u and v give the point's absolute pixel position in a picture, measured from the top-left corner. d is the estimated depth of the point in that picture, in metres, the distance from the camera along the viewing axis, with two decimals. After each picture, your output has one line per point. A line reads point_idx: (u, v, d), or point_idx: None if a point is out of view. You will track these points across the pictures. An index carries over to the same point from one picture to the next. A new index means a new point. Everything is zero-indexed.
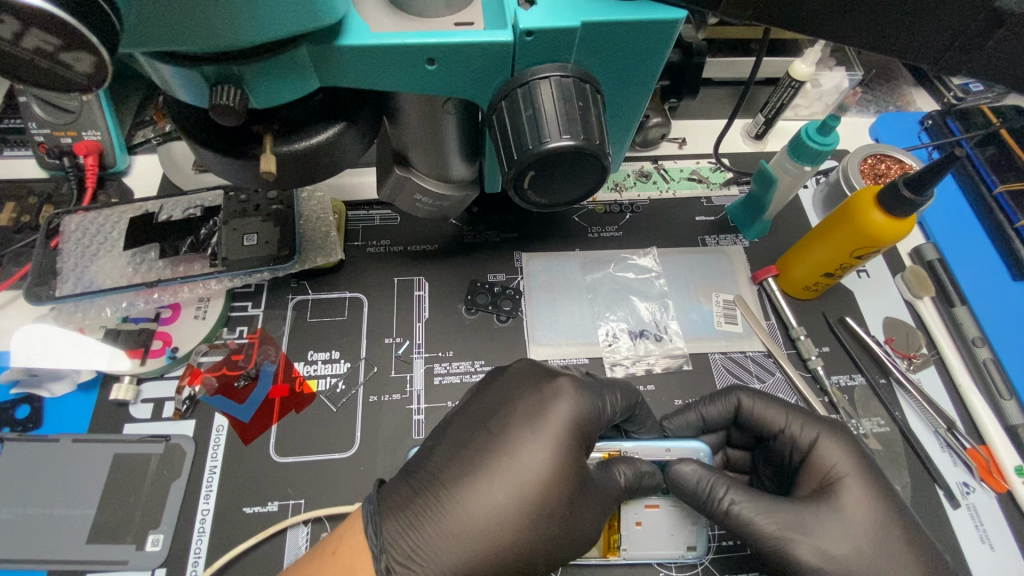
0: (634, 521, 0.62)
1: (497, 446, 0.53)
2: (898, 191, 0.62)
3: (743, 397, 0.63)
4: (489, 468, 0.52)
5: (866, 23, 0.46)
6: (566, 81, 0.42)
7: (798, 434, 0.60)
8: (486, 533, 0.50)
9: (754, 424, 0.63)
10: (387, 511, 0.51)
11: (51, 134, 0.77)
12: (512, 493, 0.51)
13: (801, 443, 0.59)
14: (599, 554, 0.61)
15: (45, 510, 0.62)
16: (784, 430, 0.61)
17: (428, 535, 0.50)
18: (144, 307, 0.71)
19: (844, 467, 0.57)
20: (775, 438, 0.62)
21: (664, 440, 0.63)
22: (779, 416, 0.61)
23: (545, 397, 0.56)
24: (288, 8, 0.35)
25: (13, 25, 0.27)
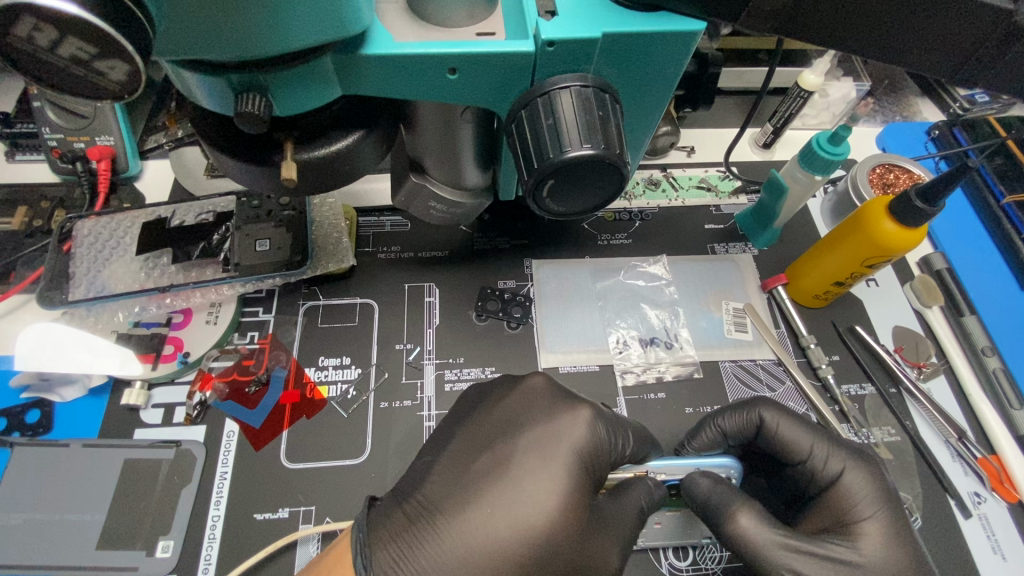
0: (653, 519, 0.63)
1: (503, 470, 0.53)
2: (909, 201, 0.62)
3: (768, 413, 0.63)
4: (494, 502, 0.51)
5: (878, 36, 0.44)
6: (586, 91, 0.43)
7: (823, 463, 0.59)
8: (486, 566, 0.49)
9: (776, 445, 0.62)
10: (378, 542, 0.50)
11: (64, 139, 0.77)
12: (516, 522, 0.50)
13: (823, 476, 0.59)
14: None
15: (55, 516, 0.61)
16: (808, 459, 0.60)
17: (423, 565, 0.49)
18: (156, 312, 0.71)
19: (868, 501, 0.57)
20: (797, 464, 0.61)
21: (694, 460, 0.61)
22: (805, 442, 0.60)
23: (556, 429, 0.56)
24: (316, 18, 0.35)
25: (51, 33, 0.28)
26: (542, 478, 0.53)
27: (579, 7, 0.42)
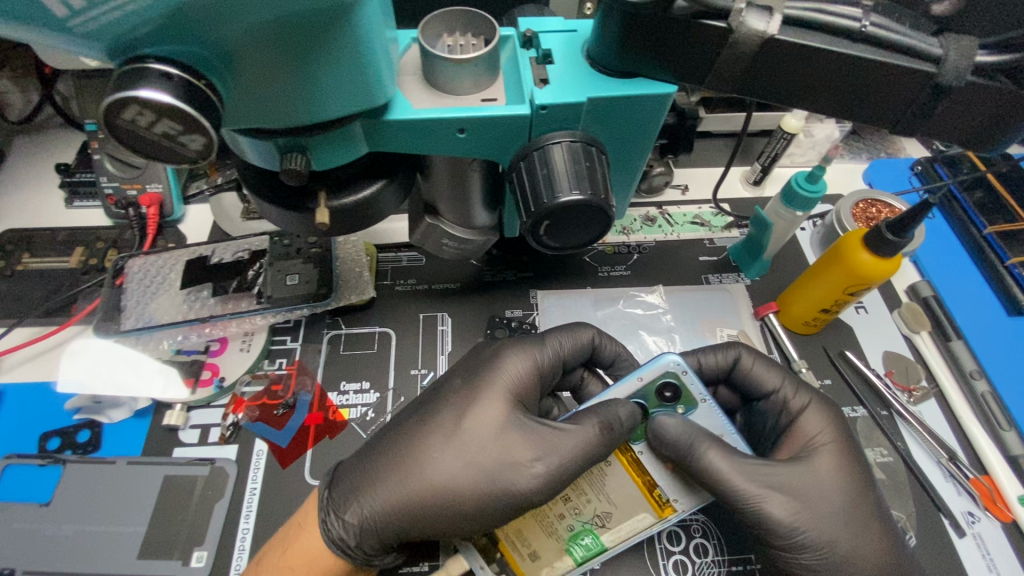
0: (661, 466, 0.61)
1: (439, 396, 0.64)
2: (881, 234, 0.67)
3: (745, 354, 0.67)
4: (422, 417, 0.62)
5: (827, 95, 0.48)
6: (575, 146, 0.50)
7: (790, 399, 0.65)
8: (411, 462, 0.59)
9: (745, 381, 0.67)
10: (341, 464, 0.63)
11: (120, 187, 0.87)
12: (439, 428, 0.60)
13: (792, 406, 0.64)
14: (657, 518, 0.60)
15: (101, 528, 0.67)
16: (778, 391, 0.66)
17: (364, 471, 0.60)
18: (195, 340, 0.78)
19: (826, 436, 0.61)
20: (767, 398, 0.67)
21: (635, 371, 0.62)
22: (775, 378, 0.66)
23: (495, 367, 0.64)
24: (348, 93, 0.43)
25: (150, 115, 0.35)
26: (468, 395, 0.62)
27: (568, 75, 0.50)
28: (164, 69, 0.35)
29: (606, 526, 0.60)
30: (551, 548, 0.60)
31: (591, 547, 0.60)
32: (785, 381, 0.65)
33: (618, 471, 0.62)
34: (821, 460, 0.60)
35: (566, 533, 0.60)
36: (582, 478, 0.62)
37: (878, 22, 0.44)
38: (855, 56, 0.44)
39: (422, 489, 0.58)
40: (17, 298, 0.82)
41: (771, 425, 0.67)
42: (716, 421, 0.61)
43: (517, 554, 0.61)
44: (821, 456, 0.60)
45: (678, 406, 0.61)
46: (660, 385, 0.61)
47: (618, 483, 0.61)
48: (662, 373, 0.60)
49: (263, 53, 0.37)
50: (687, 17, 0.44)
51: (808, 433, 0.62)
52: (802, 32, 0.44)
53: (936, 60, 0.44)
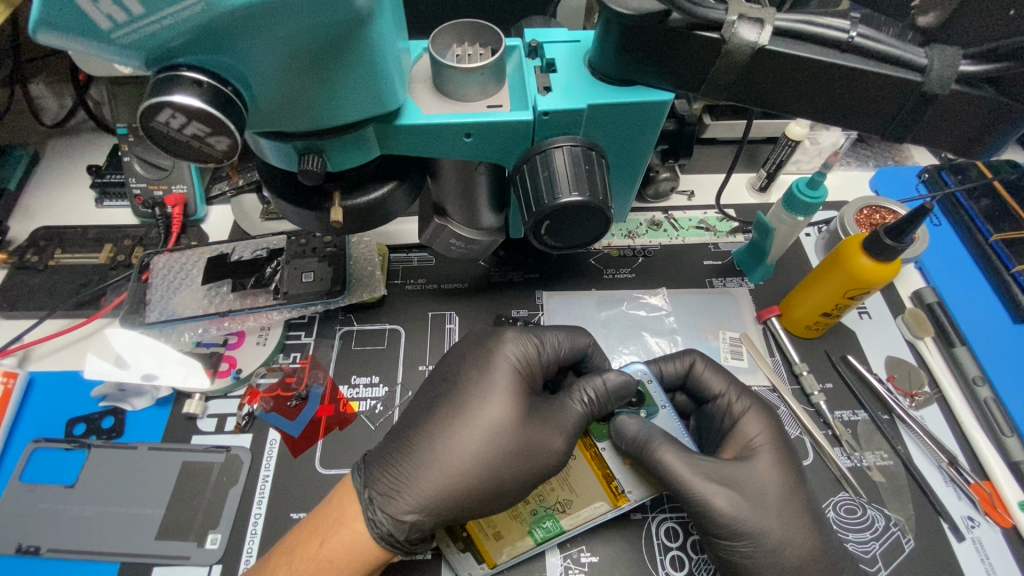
0: (620, 461, 0.67)
1: (454, 386, 0.67)
2: (880, 239, 0.68)
3: (699, 361, 0.73)
4: (449, 409, 0.65)
5: (819, 101, 0.50)
6: (576, 150, 0.52)
7: (733, 402, 0.70)
8: (453, 454, 0.62)
9: (693, 385, 0.73)
10: (369, 461, 0.64)
11: (147, 188, 0.92)
12: (471, 419, 0.63)
13: (732, 411, 0.70)
14: (611, 507, 0.65)
15: (122, 509, 0.71)
16: (722, 396, 0.71)
17: (403, 468, 0.62)
18: (215, 333, 0.82)
19: (762, 438, 0.67)
20: (713, 401, 0.72)
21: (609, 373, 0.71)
22: (721, 383, 0.71)
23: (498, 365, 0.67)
24: (361, 99, 0.46)
25: (182, 118, 0.39)
26: (486, 386, 0.66)
27: (569, 83, 0.53)
28: (195, 76, 0.38)
29: (566, 511, 0.66)
30: (514, 528, 0.65)
31: (551, 529, 0.65)
32: (730, 385, 0.71)
33: (581, 463, 0.69)
34: (760, 461, 0.65)
35: (530, 516, 0.66)
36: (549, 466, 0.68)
37: (865, 33, 0.46)
38: (842, 65, 0.46)
39: (470, 477, 0.61)
40: (50, 291, 0.87)
41: (716, 426, 0.72)
42: (672, 425, 0.70)
43: (483, 534, 0.66)
44: (759, 458, 0.65)
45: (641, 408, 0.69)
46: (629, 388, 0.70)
47: (580, 474, 0.68)
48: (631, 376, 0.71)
49: (284, 63, 0.40)
50: (681, 29, 0.47)
51: (748, 436, 0.68)
52: (792, 42, 0.46)
53: (922, 69, 0.45)
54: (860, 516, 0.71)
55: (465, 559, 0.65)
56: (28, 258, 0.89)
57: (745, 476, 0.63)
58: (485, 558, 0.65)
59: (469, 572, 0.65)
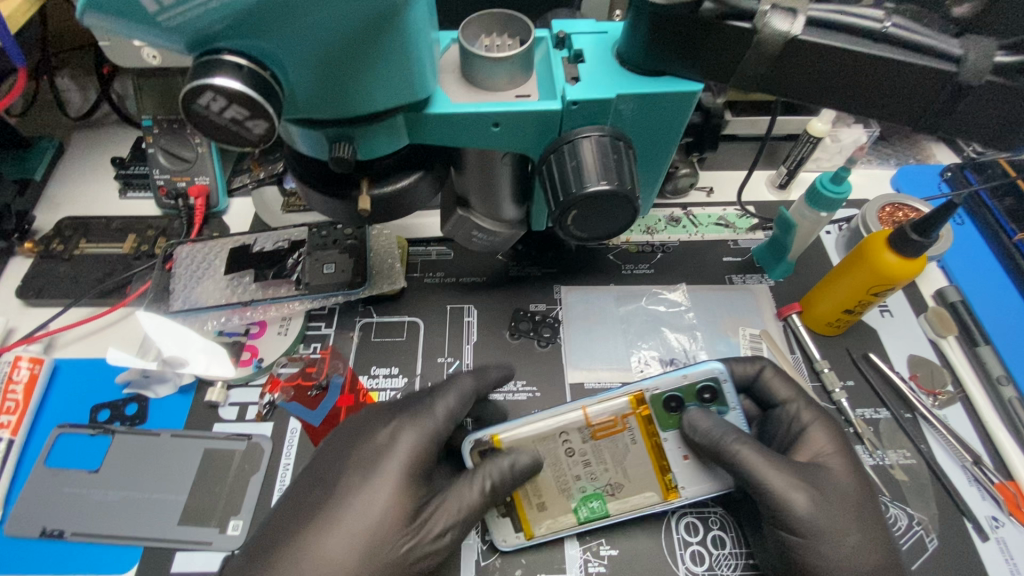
0: (679, 455, 0.68)
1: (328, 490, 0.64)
2: (906, 235, 0.68)
3: (768, 367, 0.73)
4: (335, 521, 0.61)
5: (850, 93, 0.49)
6: (604, 140, 0.52)
7: (801, 410, 0.71)
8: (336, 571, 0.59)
9: (760, 390, 0.74)
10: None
11: (170, 179, 0.93)
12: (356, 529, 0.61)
13: (799, 418, 0.70)
14: (661, 498, 0.67)
15: (145, 495, 0.72)
16: (788, 403, 0.72)
17: None
18: (237, 323, 0.83)
19: (829, 449, 0.67)
20: (778, 407, 0.73)
21: (682, 368, 0.69)
22: (787, 390, 0.72)
23: None
24: (393, 86, 0.47)
25: (222, 101, 0.39)
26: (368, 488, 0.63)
27: (598, 74, 0.53)
28: (235, 60, 0.39)
29: (614, 494, 0.67)
30: (561, 502, 0.67)
31: (595, 511, 0.67)
32: (798, 393, 0.71)
33: (640, 449, 0.68)
34: (833, 469, 0.66)
35: (578, 494, 0.67)
36: (608, 448, 0.68)
37: (898, 23, 0.46)
38: (875, 55, 0.46)
39: None
40: (74, 279, 0.88)
41: (781, 433, 0.72)
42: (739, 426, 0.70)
43: (527, 504, 0.67)
44: (833, 467, 0.66)
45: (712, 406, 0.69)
46: (701, 386, 0.69)
47: (636, 461, 0.68)
48: (706, 375, 0.70)
49: (322, 49, 0.41)
50: (713, 18, 0.47)
51: (818, 446, 0.68)
52: (824, 32, 0.46)
53: (956, 60, 0.45)
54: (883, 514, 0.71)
55: (503, 524, 0.67)
56: (53, 247, 0.91)
57: (767, 470, 0.63)
58: (523, 527, 0.67)
59: (505, 538, 0.67)
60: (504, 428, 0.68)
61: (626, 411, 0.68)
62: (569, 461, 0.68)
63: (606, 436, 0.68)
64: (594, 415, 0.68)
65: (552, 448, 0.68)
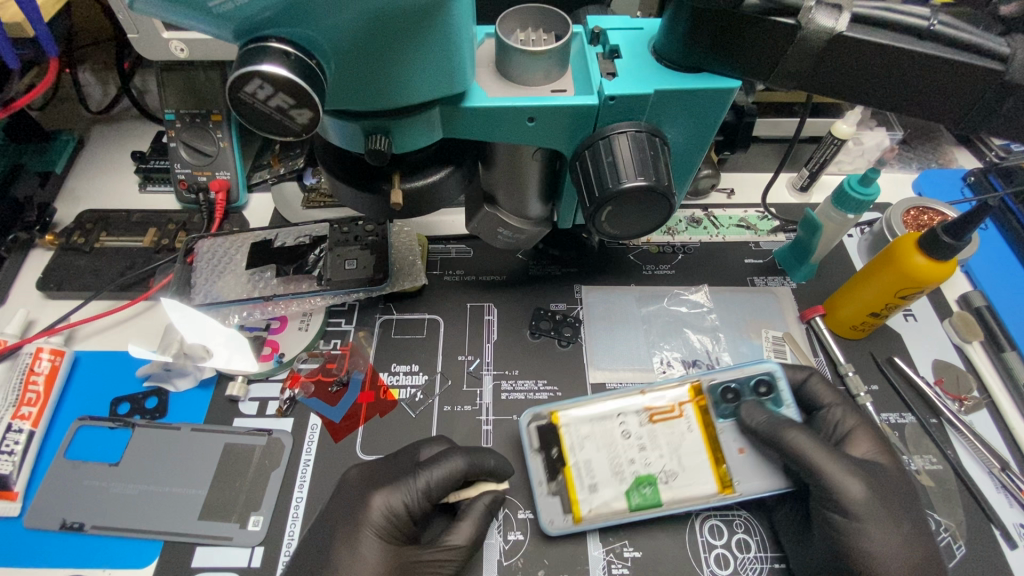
0: (735, 448, 0.70)
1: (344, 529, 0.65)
2: (937, 238, 0.67)
3: (816, 375, 0.74)
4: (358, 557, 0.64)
5: (891, 90, 0.49)
6: (640, 135, 0.52)
7: (843, 415, 0.71)
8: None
9: (805, 396, 0.74)
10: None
11: (191, 174, 0.93)
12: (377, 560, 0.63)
13: (841, 421, 0.71)
14: (716, 490, 0.67)
15: (165, 489, 0.71)
16: (832, 407, 0.72)
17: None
18: (258, 318, 0.82)
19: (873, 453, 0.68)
20: (820, 412, 0.73)
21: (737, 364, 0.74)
22: (829, 394, 0.72)
23: None
24: (432, 79, 0.46)
25: (268, 89, 0.39)
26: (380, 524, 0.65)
27: (635, 69, 0.52)
28: (283, 48, 0.39)
29: (668, 480, 0.68)
30: (614, 482, 0.68)
31: (648, 497, 0.67)
32: (842, 399, 0.72)
33: (695, 437, 0.70)
34: (886, 467, 0.67)
35: (632, 478, 0.68)
36: (665, 433, 0.70)
37: (946, 21, 0.45)
38: (922, 53, 0.45)
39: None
40: (95, 272, 0.88)
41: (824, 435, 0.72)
42: None
43: (579, 487, 0.68)
44: (883, 467, 0.67)
45: (768, 399, 0.72)
46: (756, 380, 0.72)
47: (691, 449, 0.69)
48: (762, 372, 0.73)
49: (367, 38, 0.41)
50: (757, 14, 0.46)
51: (862, 446, 0.68)
52: (869, 29, 0.46)
53: (1004, 58, 0.45)
54: None
55: (552, 503, 0.68)
56: (74, 240, 0.91)
57: (810, 469, 0.63)
58: (572, 511, 0.67)
59: (552, 518, 0.67)
60: (569, 407, 0.71)
61: (684, 399, 0.72)
62: (626, 442, 0.70)
63: (663, 420, 0.71)
64: (652, 401, 0.72)
65: (609, 429, 0.70)
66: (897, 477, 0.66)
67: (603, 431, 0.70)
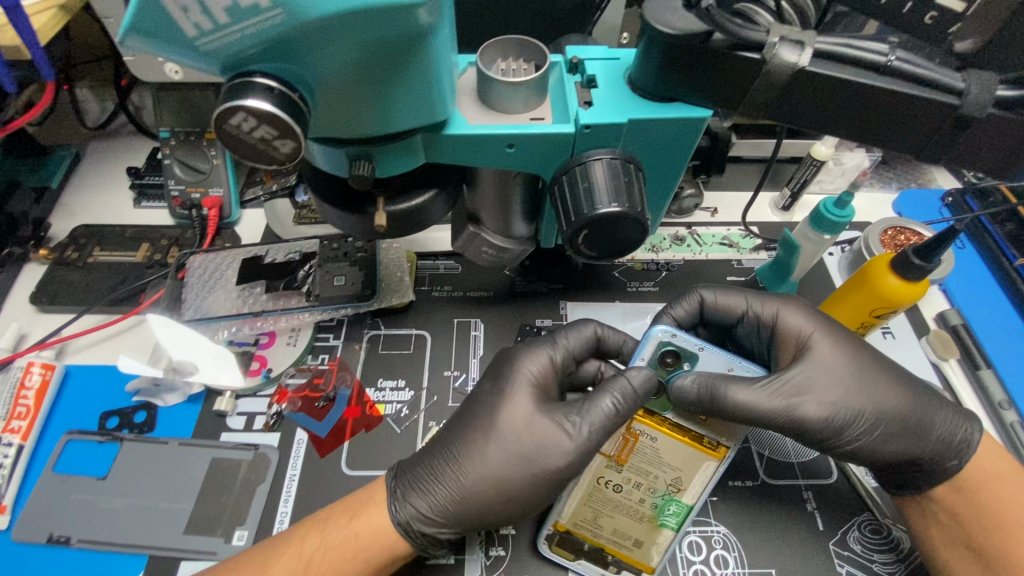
0: (695, 417, 0.64)
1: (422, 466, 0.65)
2: (909, 259, 0.69)
3: (706, 293, 0.71)
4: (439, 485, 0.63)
5: (855, 120, 0.51)
6: (615, 162, 0.54)
7: (760, 312, 0.70)
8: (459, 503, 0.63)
9: (717, 312, 0.72)
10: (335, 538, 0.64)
11: (185, 190, 0.95)
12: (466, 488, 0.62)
13: (766, 319, 0.69)
14: (715, 463, 0.64)
15: (151, 503, 0.72)
16: (747, 313, 0.70)
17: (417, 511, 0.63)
18: (247, 333, 0.83)
19: (808, 331, 0.67)
20: (741, 320, 0.71)
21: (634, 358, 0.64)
22: (738, 302, 0.70)
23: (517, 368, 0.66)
24: (414, 109, 0.48)
25: (252, 121, 0.41)
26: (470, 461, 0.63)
27: (610, 99, 0.55)
28: (267, 83, 0.40)
29: (681, 488, 0.66)
30: (641, 522, 0.67)
31: (679, 512, 0.66)
32: (750, 301, 0.70)
33: (664, 440, 0.64)
34: (821, 354, 0.65)
35: (653, 512, 0.67)
36: (642, 462, 0.65)
37: (903, 57, 0.47)
38: (879, 86, 0.47)
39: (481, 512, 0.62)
40: (88, 287, 0.89)
41: (756, 337, 0.72)
42: (720, 359, 0.64)
43: (628, 550, 0.68)
44: (817, 350, 0.65)
45: (682, 363, 0.64)
46: (660, 353, 0.64)
47: (671, 451, 0.64)
48: (659, 346, 0.64)
49: (348, 74, 0.43)
50: (723, 48, 0.48)
51: (795, 331, 0.67)
52: (829, 64, 0.48)
53: (959, 93, 0.47)
54: (884, 536, 0.71)
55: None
56: (68, 255, 0.92)
57: (749, 399, 0.60)
58: (641, 567, 0.68)
59: None
60: (560, 514, 0.69)
61: (628, 424, 0.64)
62: (623, 493, 0.67)
63: (631, 454, 0.65)
64: (608, 449, 0.65)
65: (604, 494, 0.67)
66: (836, 361, 0.65)
67: (598, 493, 0.67)
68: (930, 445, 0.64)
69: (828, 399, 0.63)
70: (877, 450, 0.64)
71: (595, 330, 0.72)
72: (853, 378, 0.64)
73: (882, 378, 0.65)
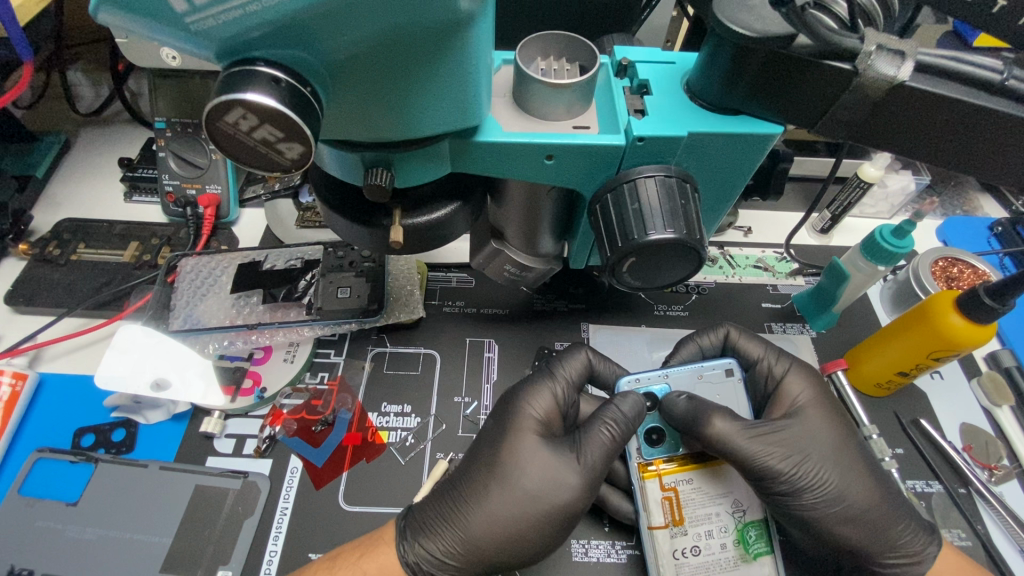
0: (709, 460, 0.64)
1: (436, 497, 0.62)
2: (979, 298, 0.62)
3: (733, 330, 0.71)
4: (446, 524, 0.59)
5: (949, 146, 0.45)
6: (669, 181, 0.47)
7: (773, 365, 0.69)
8: (468, 545, 0.58)
9: (734, 354, 0.71)
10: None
11: (179, 186, 0.88)
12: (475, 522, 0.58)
13: (775, 374, 0.68)
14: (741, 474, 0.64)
15: (126, 535, 0.65)
16: (759, 363, 0.69)
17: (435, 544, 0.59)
18: (240, 346, 0.76)
19: (805, 396, 0.66)
20: (753, 368, 0.70)
21: None
22: (757, 349, 0.70)
23: (520, 411, 0.63)
24: (443, 113, 0.41)
25: (252, 120, 0.34)
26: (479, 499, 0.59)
27: (666, 107, 0.48)
28: (272, 73, 0.34)
29: (742, 513, 0.62)
30: (738, 567, 0.60)
31: (759, 537, 0.61)
32: (767, 347, 0.70)
33: (696, 478, 0.63)
34: (810, 421, 0.64)
35: (739, 554, 0.60)
36: (698, 511, 0.61)
37: (1021, 76, 0.41)
38: (990, 109, 0.41)
39: (487, 551, 0.58)
40: (69, 287, 0.82)
41: (757, 394, 0.70)
42: (688, 376, 0.67)
43: None
44: (809, 415, 0.64)
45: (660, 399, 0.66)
46: None
47: (710, 484, 0.63)
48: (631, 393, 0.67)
49: (370, 68, 0.36)
50: (808, 56, 0.41)
51: (793, 395, 0.66)
52: (933, 79, 0.41)
53: None
54: None
55: None
56: (49, 251, 0.85)
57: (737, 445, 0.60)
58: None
59: None
60: None
61: (659, 484, 0.62)
62: (704, 552, 0.60)
63: (682, 511, 0.61)
64: (656, 522, 0.60)
65: (686, 569, 0.59)
66: (817, 432, 0.63)
67: (685, 569, 0.59)
68: (883, 545, 0.60)
69: (803, 467, 0.60)
70: (829, 536, 0.60)
71: (588, 356, 0.69)
72: (829, 451, 0.62)
73: (860, 461, 0.62)
